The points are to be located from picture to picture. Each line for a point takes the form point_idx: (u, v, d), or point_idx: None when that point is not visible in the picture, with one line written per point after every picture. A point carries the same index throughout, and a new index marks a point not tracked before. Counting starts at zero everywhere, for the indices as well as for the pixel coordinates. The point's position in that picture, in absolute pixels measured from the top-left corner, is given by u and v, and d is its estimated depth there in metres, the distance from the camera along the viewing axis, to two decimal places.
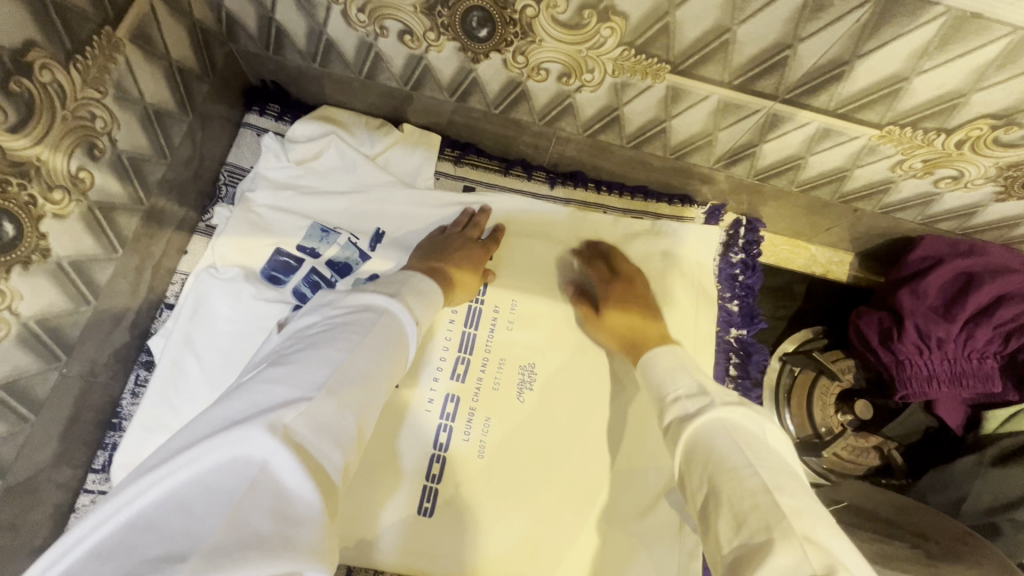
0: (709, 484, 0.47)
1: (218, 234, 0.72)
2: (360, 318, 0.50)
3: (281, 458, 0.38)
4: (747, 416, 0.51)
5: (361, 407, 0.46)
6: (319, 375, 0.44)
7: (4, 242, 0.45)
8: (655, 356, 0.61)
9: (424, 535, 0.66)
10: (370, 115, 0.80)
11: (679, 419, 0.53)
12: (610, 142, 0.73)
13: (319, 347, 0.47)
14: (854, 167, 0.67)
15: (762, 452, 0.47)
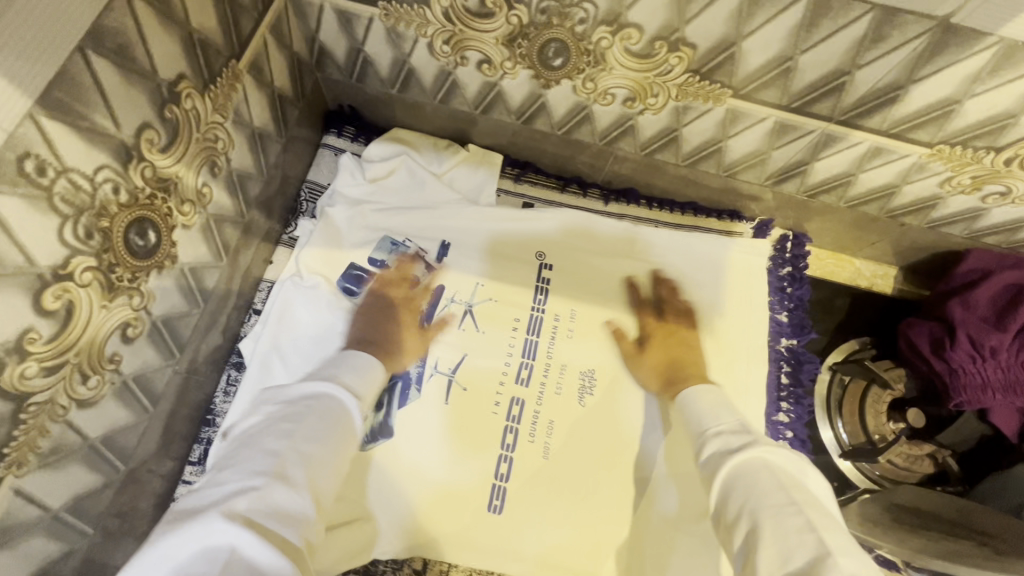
0: (749, 518, 0.49)
1: (301, 246, 0.78)
2: (299, 405, 0.55)
3: (247, 538, 0.42)
4: (792, 459, 0.54)
5: (313, 483, 0.50)
6: (263, 463, 0.48)
7: (148, 248, 0.51)
8: (691, 397, 0.67)
9: (493, 529, 0.71)
10: (437, 137, 0.86)
11: (723, 451, 0.57)
12: (666, 161, 0.78)
13: (270, 438, 0.51)
14: (903, 184, 0.71)
15: (802, 494, 0.50)
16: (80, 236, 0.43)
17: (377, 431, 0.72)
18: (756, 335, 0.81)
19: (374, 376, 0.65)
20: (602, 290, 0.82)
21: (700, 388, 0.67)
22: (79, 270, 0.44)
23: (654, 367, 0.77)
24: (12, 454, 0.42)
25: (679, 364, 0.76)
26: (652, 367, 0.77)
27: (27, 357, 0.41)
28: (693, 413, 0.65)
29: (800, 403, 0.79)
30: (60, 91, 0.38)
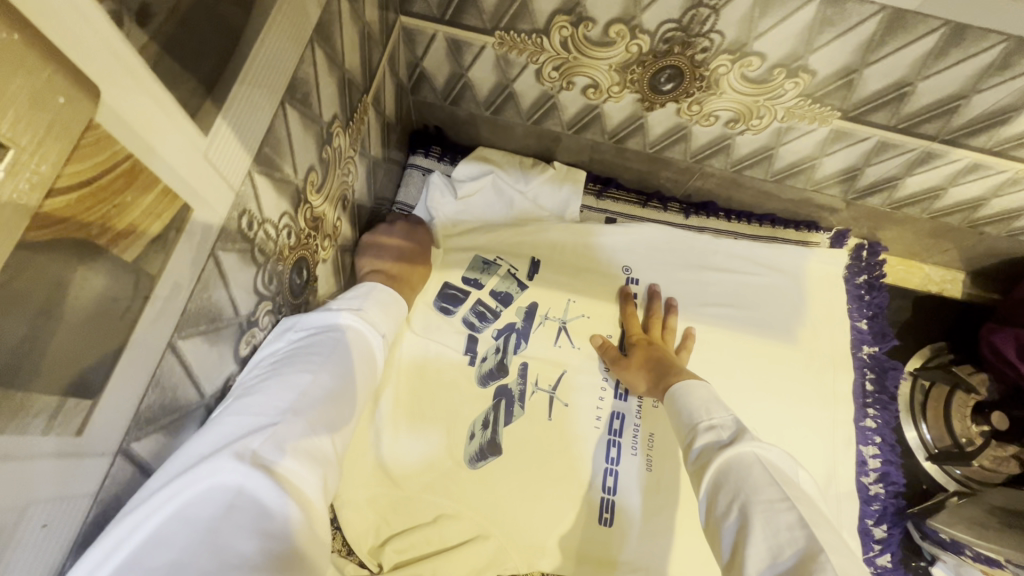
0: (739, 508, 0.43)
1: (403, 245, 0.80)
2: (321, 331, 0.46)
3: (263, 480, 0.34)
4: (781, 457, 0.48)
5: (333, 420, 0.41)
6: (282, 398, 0.39)
7: (302, 285, 0.52)
8: (689, 387, 0.58)
9: (604, 542, 0.71)
10: (520, 155, 0.87)
11: (708, 446, 0.49)
12: (752, 176, 0.80)
13: (288, 367, 0.42)
14: (992, 197, 0.73)
15: (796, 490, 0.44)
16: (265, 283, 0.43)
17: (485, 447, 0.73)
18: (840, 344, 0.84)
19: (392, 310, 0.55)
20: (690, 302, 0.84)
21: (693, 382, 0.57)
22: (261, 315, 0.44)
23: (639, 370, 0.72)
24: None
25: (658, 366, 0.70)
26: (634, 366, 0.73)
27: None
28: (681, 404, 0.56)
29: (887, 409, 0.81)
30: (267, 147, 0.39)
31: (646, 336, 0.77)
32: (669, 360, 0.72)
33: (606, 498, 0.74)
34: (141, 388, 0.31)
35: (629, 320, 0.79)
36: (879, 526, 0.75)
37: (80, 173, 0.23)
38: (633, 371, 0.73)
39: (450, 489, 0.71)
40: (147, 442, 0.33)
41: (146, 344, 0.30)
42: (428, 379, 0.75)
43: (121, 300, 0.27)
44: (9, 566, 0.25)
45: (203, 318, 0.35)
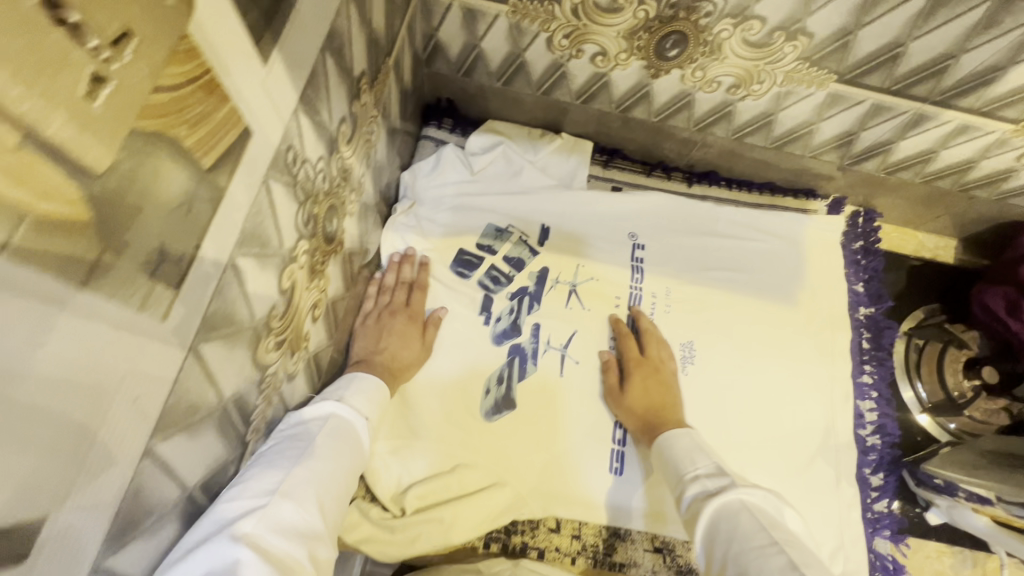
0: (732, 559, 0.49)
1: (419, 204, 0.85)
2: (313, 421, 0.51)
3: (254, 556, 0.38)
4: (766, 502, 0.55)
5: (320, 501, 0.46)
6: (276, 481, 0.44)
7: (332, 233, 0.55)
8: (675, 438, 0.67)
9: (615, 489, 0.74)
10: (529, 127, 0.91)
11: (700, 498, 0.57)
12: (752, 144, 0.84)
13: (285, 456, 0.46)
14: (980, 160, 0.77)
15: (781, 532, 0.50)
16: (304, 222, 0.47)
17: (500, 402, 0.76)
18: (837, 305, 0.87)
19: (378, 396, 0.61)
20: (694, 267, 0.87)
21: (680, 431, 0.67)
22: (300, 254, 0.48)
23: (632, 409, 0.74)
24: (253, 421, 0.46)
25: (651, 408, 0.74)
26: (631, 407, 0.75)
27: (270, 333, 0.45)
28: (670, 456, 0.65)
29: (883, 365, 0.85)
30: (310, 88, 0.42)
31: (640, 358, 0.79)
32: (661, 399, 0.75)
33: (616, 449, 0.77)
34: (210, 292, 0.34)
35: (625, 342, 0.80)
36: (875, 475, 0.79)
37: (175, 75, 0.26)
38: (626, 407, 0.75)
39: (468, 442, 0.74)
40: (214, 348, 0.36)
41: (215, 251, 0.33)
42: (446, 338, 0.79)
43: (199, 203, 0.30)
44: (111, 430, 0.27)
45: (256, 241, 0.38)
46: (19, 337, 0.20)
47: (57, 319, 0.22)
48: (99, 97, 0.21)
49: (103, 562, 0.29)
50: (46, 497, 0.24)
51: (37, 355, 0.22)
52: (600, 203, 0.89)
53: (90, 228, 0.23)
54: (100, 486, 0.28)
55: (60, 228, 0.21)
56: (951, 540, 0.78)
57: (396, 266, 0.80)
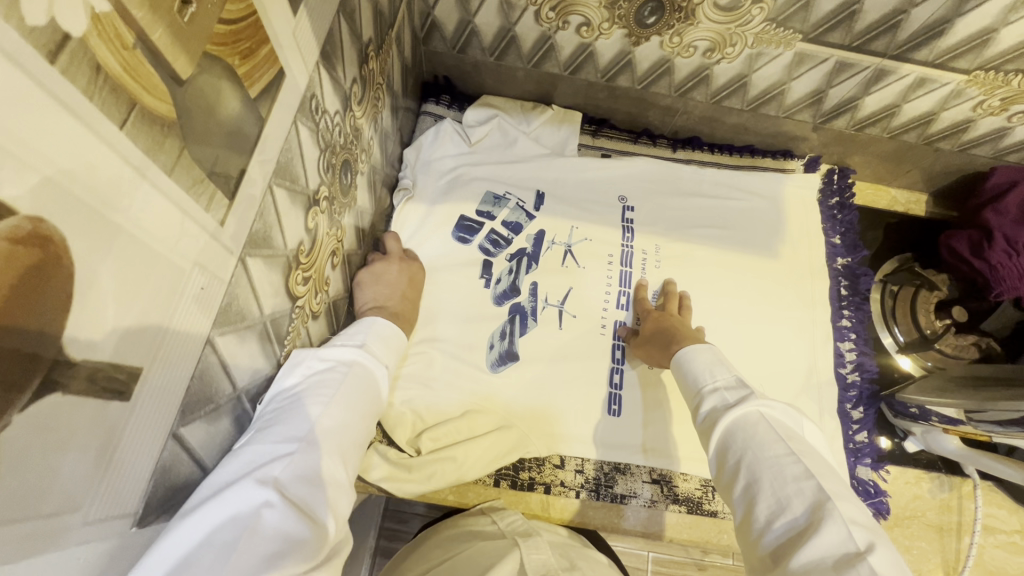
0: (747, 467, 0.46)
1: (420, 175, 0.90)
2: (335, 369, 0.49)
3: (282, 509, 0.37)
4: (787, 413, 0.51)
5: (344, 449, 0.46)
6: (299, 428, 0.43)
7: (347, 186, 0.61)
8: (694, 352, 0.63)
9: (614, 429, 0.80)
10: (521, 100, 0.96)
11: (717, 408, 0.54)
12: (730, 107, 0.90)
13: (307, 400, 0.45)
14: (941, 112, 0.83)
15: (802, 444, 0.47)
16: (324, 168, 0.52)
17: (504, 354, 0.82)
18: (817, 256, 0.93)
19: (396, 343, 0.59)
20: (682, 225, 0.93)
21: (699, 345, 0.63)
22: (321, 198, 0.53)
23: (649, 342, 0.77)
24: (286, 347, 0.51)
25: (662, 337, 0.76)
26: (646, 345, 0.78)
27: (298, 266, 0.50)
28: (689, 369, 0.61)
29: (860, 309, 0.90)
30: (328, 46, 0.48)
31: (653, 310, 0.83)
32: (674, 327, 0.76)
33: (614, 394, 0.82)
34: (254, 210, 0.39)
35: (644, 304, 0.85)
36: (856, 409, 0.85)
37: (232, 12, 0.31)
38: (645, 342, 0.78)
39: (473, 390, 0.80)
40: (257, 264, 0.41)
41: (256, 173, 0.38)
42: (450, 297, 0.84)
43: (247, 130, 0.36)
44: (185, 311, 0.33)
45: (287, 175, 0.44)
46: (134, 207, 0.26)
47: (153, 197, 0.28)
48: (185, 16, 0.27)
49: (178, 430, 0.35)
50: (143, 353, 0.29)
51: (142, 226, 0.27)
52: (591, 170, 0.94)
53: (175, 127, 0.29)
54: (177, 360, 0.33)
55: (157, 121, 0.27)
56: (928, 465, 0.84)
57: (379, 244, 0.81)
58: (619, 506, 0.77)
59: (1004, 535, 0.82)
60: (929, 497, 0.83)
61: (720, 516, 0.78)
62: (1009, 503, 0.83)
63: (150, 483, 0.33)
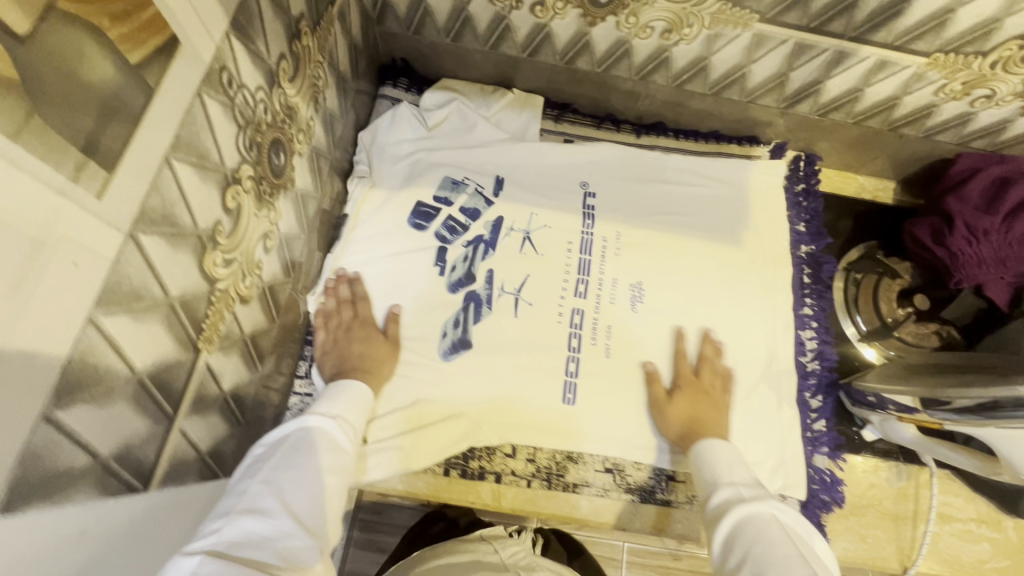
0: (752, 561, 0.53)
1: (375, 160, 0.88)
2: (283, 440, 0.58)
3: (218, 555, 0.43)
4: (802, 525, 0.59)
5: (295, 499, 0.52)
6: (247, 498, 0.50)
7: (280, 168, 0.58)
8: (712, 446, 0.70)
9: (568, 418, 0.79)
10: (482, 83, 0.94)
11: (733, 500, 0.61)
12: (692, 91, 0.88)
13: (257, 473, 0.53)
14: (903, 96, 0.82)
15: (823, 565, 0.55)
16: (246, 146, 0.50)
17: (457, 343, 0.81)
18: (780, 243, 0.92)
19: (356, 407, 0.67)
20: (645, 211, 0.92)
21: (719, 441, 0.70)
22: (244, 178, 0.51)
23: (676, 420, 0.76)
24: (205, 331, 0.49)
25: (695, 423, 0.75)
26: (675, 418, 0.76)
27: (216, 247, 0.48)
28: (707, 461, 0.68)
29: (822, 297, 0.90)
30: (241, 17, 0.46)
31: (693, 376, 0.80)
32: (704, 415, 0.76)
33: (569, 381, 0.81)
34: (145, 185, 0.37)
35: (681, 361, 0.82)
36: (814, 397, 0.84)
37: None
38: (663, 416, 0.77)
39: (426, 380, 0.79)
40: (154, 243, 0.39)
41: (145, 146, 0.37)
42: (403, 284, 0.82)
43: (126, 97, 0.34)
44: (48, 285, 0.31)
45: (193, 149, 0.42)
46: None
47: None
48: None
49: (53, 413, 0.33)
50: None
51: None
52: (553, 155, 0.93)
53: (14, 85, 0.27)
54: (46, 338, 0.31)
55: None
56: (885, 454, 0.83)
57: (334, 290, 0.80)
58: (571, 495, 0.77)
59: (960, 523, 0.82)
60: (886, 486, 0.83)
61: (672, 505, 0.78)
62: (966, 492, 0.83)
63: (17, 469, 0.31)
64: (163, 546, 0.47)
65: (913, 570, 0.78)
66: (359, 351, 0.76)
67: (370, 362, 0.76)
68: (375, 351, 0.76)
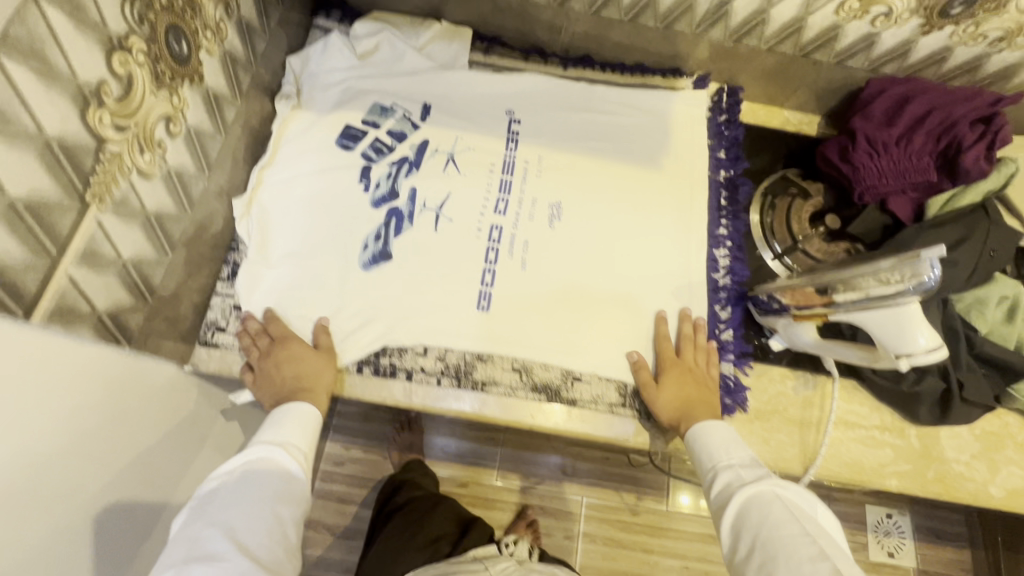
0: (762, 545, 0.61)
1: (305, 85, 0.92)
2: (232, 477, 0.65)
3: None
4: (796, 493, 0.66)
5: (247, 539, 0.60)
6: (198, 545, 0.58)
7: (182, 57, 0.62)
8: (709, 427, 0.74)
9: (480, 322, 0.82)
10: (413, 16, 0.98)
11: (733, 483, 0.68)
12: (611, 17, 0.91)
13: (208, 517, 0.61)
14: (807, 17, 0.85)
15: (810, 520, 0.63)
16: (135, 18, 0.54)
17: (378, 255, 0.84)
18: (698, 168, 0.95)
19: (305, 423, 0.73)
20: (568, 137, 0.95)
21: (712, 424, 0.74)
22: (134, 49, 0.55)
23: (671, 400, 0.78)
24: (94, 187, 0.53)
25: (686, 403, 0.78)
26: (666, 401, 0.78)
27: (103, 105, 0.52)
28: (700, 441, 0.73)
29: (737, 218, 0.92)
30: None
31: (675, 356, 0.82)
32: (694, 394, 0.78)
33: (485, 291, 0.84)
34: (8, 12, 0.41)
35: (664, 343, 0.83)
36: (723, 309, 0.87)
37: None
38: (664, 407, 0.78)
39: (344, 287, 0.82)
40: (22, 71, 0.43)
41: None
42: (326, 198, 0.86)
43: None
44: None
45: None
46: None
47: None
48: None
49: None
50: None
51: None
52: (480, 84, 0.96)
53: None
54: None
55: None
56: (791, 363, 0.86)
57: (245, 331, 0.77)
58: (479, 392, 0.80)
59: (864, 430, 0.84)
60: (792, 394, 0.85)
61: (577, 405, 0.81)
62: (872, 401, 0.86)
63: None
64: (98, 428, 0.58)
65: (812, 470, 0.80)
66: (291, 370, 0.75)
67: (306, 380, 0.75)
68: (308, 367, 0.76)
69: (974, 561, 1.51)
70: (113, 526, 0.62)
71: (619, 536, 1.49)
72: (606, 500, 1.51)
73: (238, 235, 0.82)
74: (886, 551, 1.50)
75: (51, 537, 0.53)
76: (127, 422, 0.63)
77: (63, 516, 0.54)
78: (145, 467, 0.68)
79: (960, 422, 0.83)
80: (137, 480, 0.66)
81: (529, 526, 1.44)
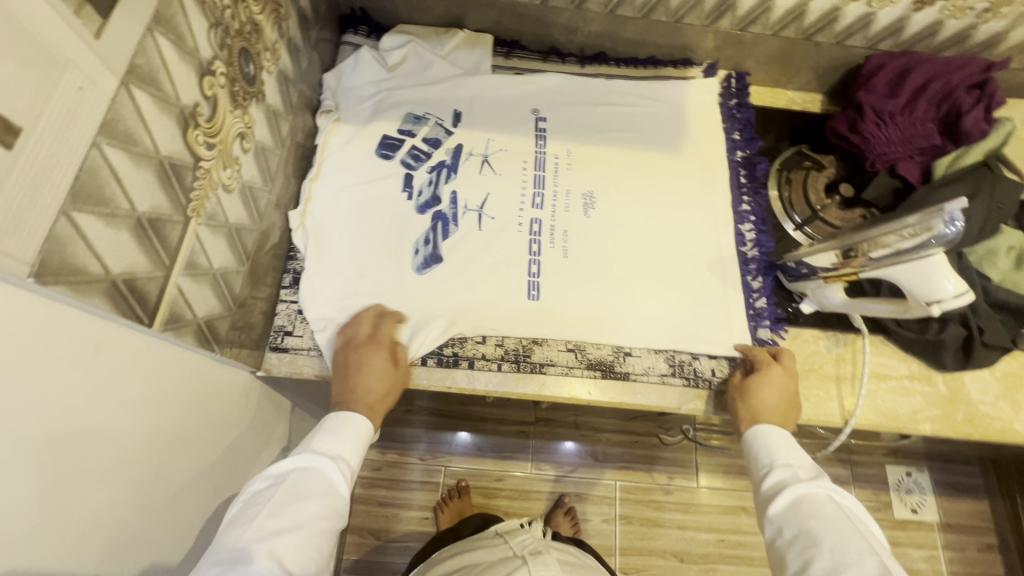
0: (808, 533, 0.62)
1: (341, 98, 0.97)
2: (287, 478, 0.63)
3: None
4: (850, 501, 0.66)
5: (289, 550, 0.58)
6: (245, 544, 0.56)
7: (250, 77, 0.67)
8: (772, 431, 0.75)
9: (531, 310, 0.87)
10: (435, 27, 1.03)
11: (788, 480, 0.69)
12: (625, 15, 0.97)
13: (261, 516, 0.59)
14: (808, 2, 0.91)
15: (862, 526, 0.63)
16: (217, 44, 0.59)
17: (429, 258, 0.88)
18: (716, 150, 1.01)
19: (356, 434, 0.71)
20: (591, 130, 1.01)
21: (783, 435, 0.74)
22: (217, 71, 0.59)
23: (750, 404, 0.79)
24: (193, 202, 0.57)
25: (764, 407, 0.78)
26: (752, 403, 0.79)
27: (197, 125, 0.56)
28: (762, 440, 0.75)
29: (758, 195, 0.98)
30: None
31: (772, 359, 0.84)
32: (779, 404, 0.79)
33: (533, 281, 0.89)
34: (132, 43, 0.45)
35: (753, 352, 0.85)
36: (755, 279, 0.93)
37: None
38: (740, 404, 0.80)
39: (401, 287, 0.86)
40: (144, 97, 0.48)
41: (129, 11, 0.45)
42: (373, 205, 0.90)
43: None
44: (60, 99, 0.39)
45: (170, 27, 0.50)
46: None
47: None
48: None
49: (70, 210, 0.41)
50: (22, 109, 0.36)
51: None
52: (505, 86, 1.02)
53: None
54: (63, 144, 0.40)
55: None
56: (823, 324, 0.92)
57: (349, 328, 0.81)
58: (539, 373, 0.85)
59: (895, 380, 0.90)
60: (826, 352, 0.91)
61: (630, 378, 0.86)
62: (899, 353, 0.92)
63: (45, 245, 0.39)
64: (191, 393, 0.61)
65: (852, 421, 0.86)
66: (369, 379, 0.76)
67: (373, 394, 0.76)
68: (378, 380, 0.76)
69: (993, 510, 1.57)
70: (187, 494, 0.63)
71: (655, 515, 1.53)
72: (640, 482, 1.56)
73: (296, 245, 0.87)
74: (910, 508, 1.55)
75: (146, 504, 0.55)
76: (207, 394, 0.65)
77: (158, 478, 0.57)
78: (219, 443, 0.69)
79: (984, 366, 0.89)
80: (212, 452, 0.68)
81: (568, 515, 1.47)
